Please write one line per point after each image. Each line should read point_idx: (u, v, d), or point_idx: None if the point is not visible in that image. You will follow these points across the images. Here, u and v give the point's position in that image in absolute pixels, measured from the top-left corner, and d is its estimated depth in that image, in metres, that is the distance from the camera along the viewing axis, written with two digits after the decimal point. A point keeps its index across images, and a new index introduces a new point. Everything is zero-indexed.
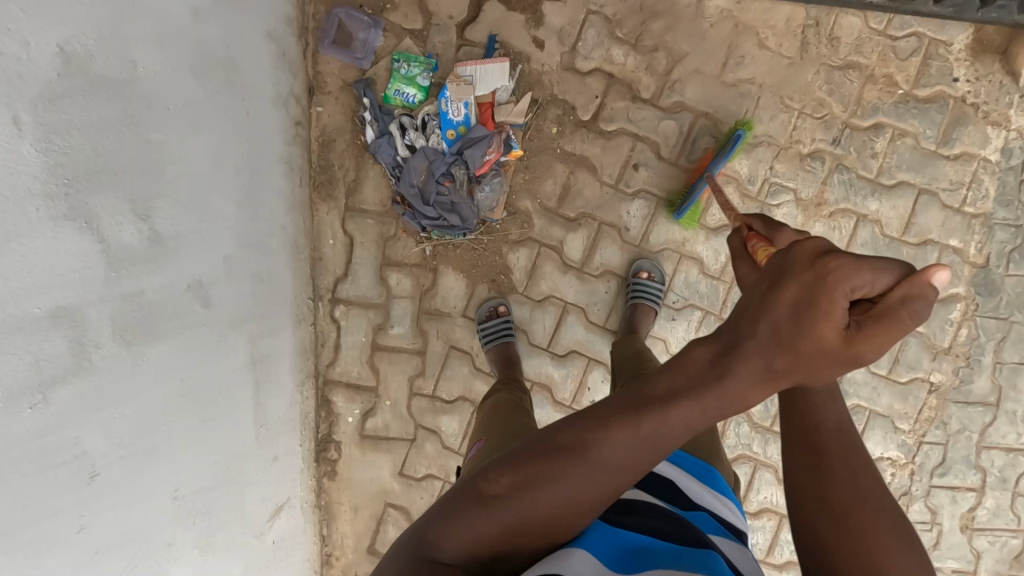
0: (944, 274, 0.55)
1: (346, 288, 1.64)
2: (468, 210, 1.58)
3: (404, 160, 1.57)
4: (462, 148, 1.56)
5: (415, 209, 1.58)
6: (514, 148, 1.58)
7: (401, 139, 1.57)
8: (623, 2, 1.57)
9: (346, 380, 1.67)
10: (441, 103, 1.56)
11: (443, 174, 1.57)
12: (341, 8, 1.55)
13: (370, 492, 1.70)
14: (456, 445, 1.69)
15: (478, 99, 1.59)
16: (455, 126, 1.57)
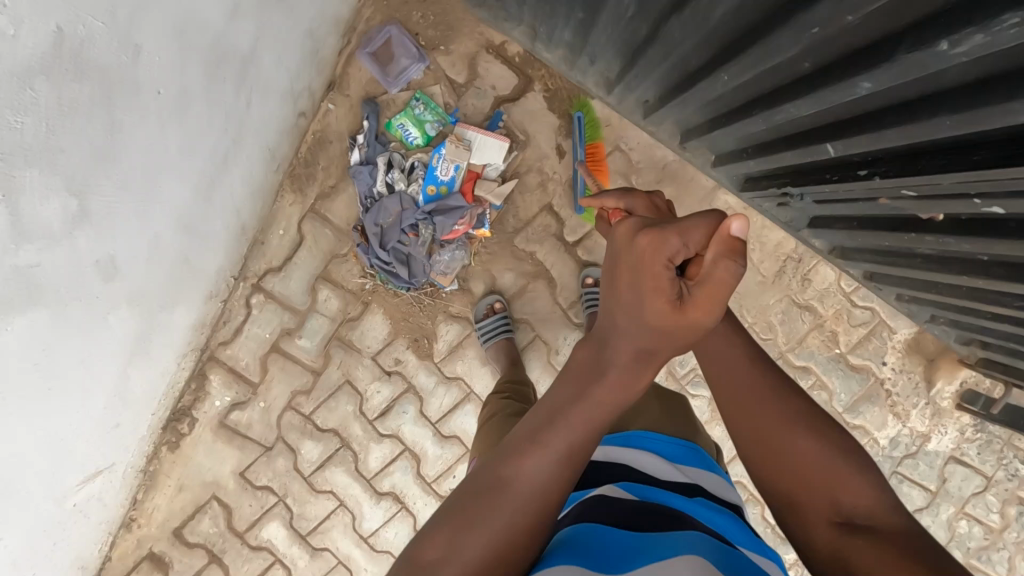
0: (741, 221, 0.55)
1: (273, 282, 1.59)
2: (420, 267, 1.58)
3: (379, 196, 1.54)
4: (435, 210, 1.54)
5: (371, 246, 1.55)
6: (484, 227, 1.58)
7: (383, 174, 1.53)
8: (649, 156, 1.61)
9: (231, 366, 1.61)
10: (433, 157, 1.54)
11: (410, 226, 1.55)
12: (396, 27, 1.50)
13: (202, 478, 1.65)
14: (307, 471, 1.66)
15: (471, 167, 1.57)
16: (438, 184, 1.55)
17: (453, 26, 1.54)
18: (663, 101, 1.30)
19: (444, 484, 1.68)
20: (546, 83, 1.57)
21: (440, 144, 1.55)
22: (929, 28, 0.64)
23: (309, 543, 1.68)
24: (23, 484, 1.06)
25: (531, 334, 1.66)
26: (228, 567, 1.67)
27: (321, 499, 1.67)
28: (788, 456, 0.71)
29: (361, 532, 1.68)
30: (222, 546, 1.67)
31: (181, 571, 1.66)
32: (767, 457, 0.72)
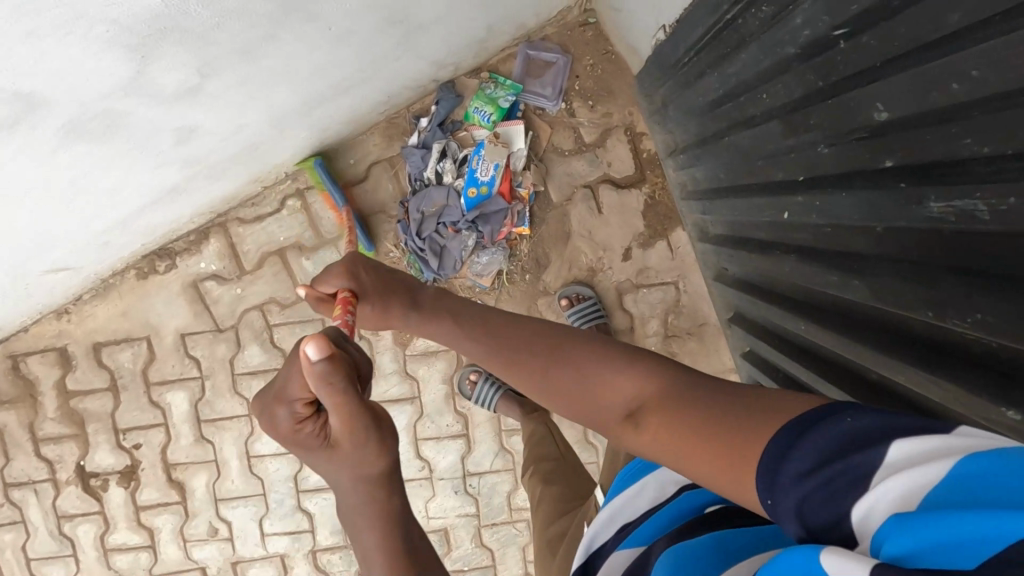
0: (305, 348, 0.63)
1: (316, 197, 1.59)
2: (451, 262, 1.55)
3: (427, 181, 1.52)
4: (480, 213, 1.51)
5: (410, 228, 1.54)
6: (524, 225, 1.56)
7: (434, 162, 1.50)
8: (696, 307, 1.62)
9: (233, 242, 1.61)
10: (473, 157, 1.49)
11: (451, 222, 1.52)
12: (563, 57, 1.50)
13: (147, 317, 1.65)
14: (237, 370, 1.67)
15: (509, 168, 1.52)
16: (478, 184, 1.50)
17: (611, 91, 1.54)
18: (738, 284, 1.33)
19: None
20: (654, 189, 1.58)
21: (480, 141, 1.50)
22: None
23: (199, 428, 1.70)
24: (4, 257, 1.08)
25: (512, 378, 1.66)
26: (121, 403, 1.69)
27: (234, 401, 1.68)
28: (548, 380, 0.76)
29: (249, 448, 1.70)
30: (127, 382, 1.68)
31: (81, 379, 1.69)
32: (556, 384, 0.75)
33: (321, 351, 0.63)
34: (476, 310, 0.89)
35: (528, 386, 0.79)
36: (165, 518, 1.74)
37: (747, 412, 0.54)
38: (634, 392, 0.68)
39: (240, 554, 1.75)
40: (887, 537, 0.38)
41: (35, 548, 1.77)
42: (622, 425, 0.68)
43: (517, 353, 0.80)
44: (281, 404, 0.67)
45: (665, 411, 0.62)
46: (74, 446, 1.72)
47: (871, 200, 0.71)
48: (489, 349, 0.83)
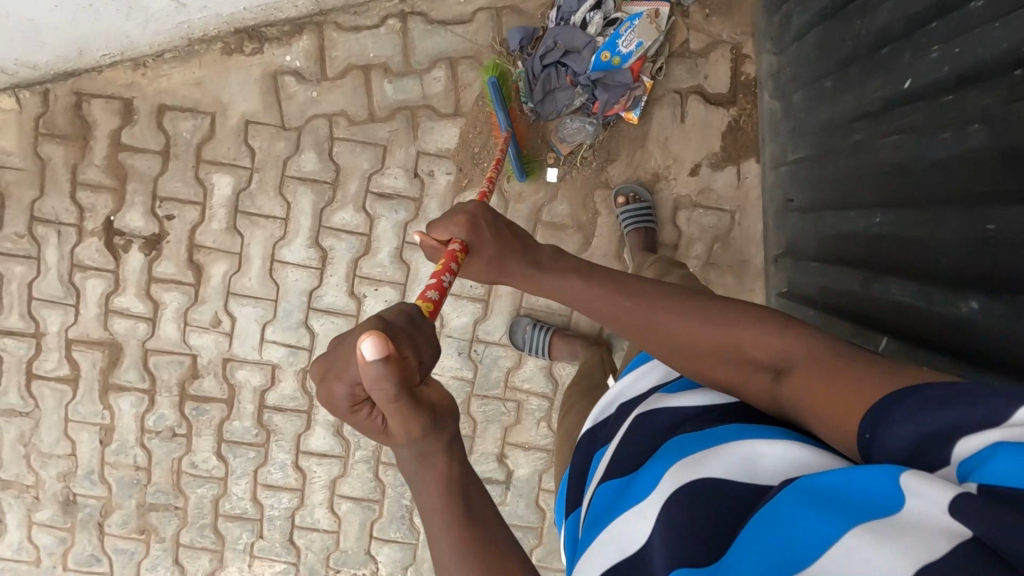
0: (366, 340, 0.59)
1: (417, 25, 1.60)
2: (550, 109, 1.57)
3: (570, 23, 1.53)
4: (604, 76, 1.53)
5: (533, 59, 1.56)
6: (634, 112, 1.58)
7: (587, 10, 1.52)
8: (744, 243, 1.63)
9: (325, 45, 1.62)
10: (624, 24, 1.51)
11: (573, 73, 1.54)
12: None
13: (219, 93, 1.66)
14: (289, 173, 1.68)
15: (646, 54, 1.55)
16: (614, 52, 1.52)
17: (731, 7, 1.55)
18: (808, 208, 1.33)
19: (363, 287, 1.72)
20: (741, 115, 1.58)
21: (636, 13, 1.52)
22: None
23: (234, 218, 1.71)
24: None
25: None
26: (167, 170, 1.70)
27: (276, 201, 1.69)
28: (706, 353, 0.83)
29: (275, 252, 1.71)
30: (180, 152, 1.69)
31: (137, 135, 1.69)
32: (712, 360, 0.83)
33: (379, 344, 0.60)
34: (609, 271, 0.97)
35: (677, 345, 0.86)
36: (173, 296, 1.75)
37: (881, 373, 0.67)
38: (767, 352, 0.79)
39: (234, 353, 1.76)
40: (978, 464, 0.50)
41: (39, 288, 1.77)
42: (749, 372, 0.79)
43: (654, 315, 0.89)
44: (340, 382, 0.65)
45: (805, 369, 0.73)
46: (108, 200, 1.72)
47: (1016, 35, 0.72)
48: (620, 296, 0.92)
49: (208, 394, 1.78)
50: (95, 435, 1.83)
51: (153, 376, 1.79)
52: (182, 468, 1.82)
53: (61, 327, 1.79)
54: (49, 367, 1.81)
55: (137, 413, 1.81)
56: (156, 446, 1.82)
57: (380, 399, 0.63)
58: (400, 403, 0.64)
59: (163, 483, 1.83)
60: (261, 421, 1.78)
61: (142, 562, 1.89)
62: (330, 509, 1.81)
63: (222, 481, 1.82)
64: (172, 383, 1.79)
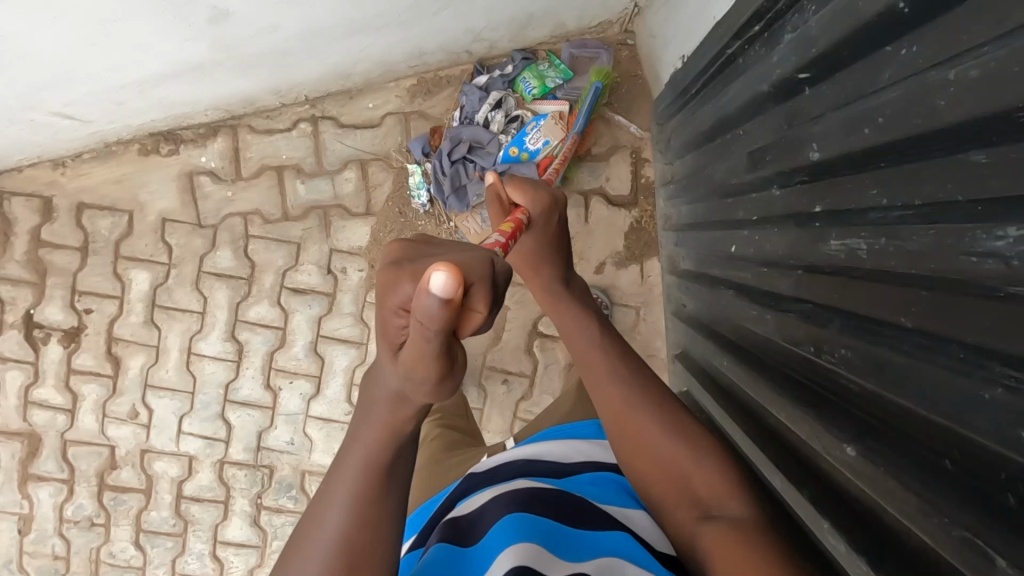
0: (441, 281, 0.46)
1: (327, 129, 1.65)
2: (464, 199, 1.58)
3: (474, 121, 1.55)
4: (511, 171, 1.54)
5: (439, 155, 1.57)
6: None
7: (489, 109, 1.54)
8: (650, 338, 1.66)
9: (239, 147, 1.67)
10: (530, 123, 1.52)
11: (481, 168, 1.55)
12: (608, 55, 1.55)
13: (137, 192, 1.70)
14: (205, 268, 1.72)
15: (555, 151, 1.53)
16: (522, 148, 1.52)
17: (629, 112, 1.60)
18: (692, 319, 1.36)
19: (279, 379, 1.74)
20: (643, 216, 1.63)
21: (543, 113, 1.53)
22: (833, 503, 0.68)
23: (152, 311, 1.74)
24: (26, 65, 1.13)
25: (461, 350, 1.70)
26: (87, 265, 1.74)
27: (192, 295, 1.73)
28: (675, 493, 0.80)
29: (193, 344, 1.74)
30: (98, 248, 1.73)
31: (56, 232, 1.73)
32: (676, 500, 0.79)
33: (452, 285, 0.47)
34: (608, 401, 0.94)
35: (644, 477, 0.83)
36: (92, 387, 1.77)
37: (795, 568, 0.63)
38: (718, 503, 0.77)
39: (152, 444, 1.77)
40: None
41: None
42: (685, 515, 0.79)
43: (637, 415, 0.84)
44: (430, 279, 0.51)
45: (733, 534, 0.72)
46: (28, 294, 1.75)
47: (797, 240, 0.74)
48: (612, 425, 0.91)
49: (126, 483, 1.79)
50: (14, 524, 1.83)
51: (72, 466, 1.80)
52: (101, 557, 1.82)
53: None
54: None
55: (55, 502, 1.81)
56: (74, 536, 1.82)
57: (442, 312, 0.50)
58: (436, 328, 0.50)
59: (81, 573, 1.83)
60: (179, 511, 1.79)
61: None
62: None
63: (140, 570, 1.82)
64: (90, 473, 1.80)
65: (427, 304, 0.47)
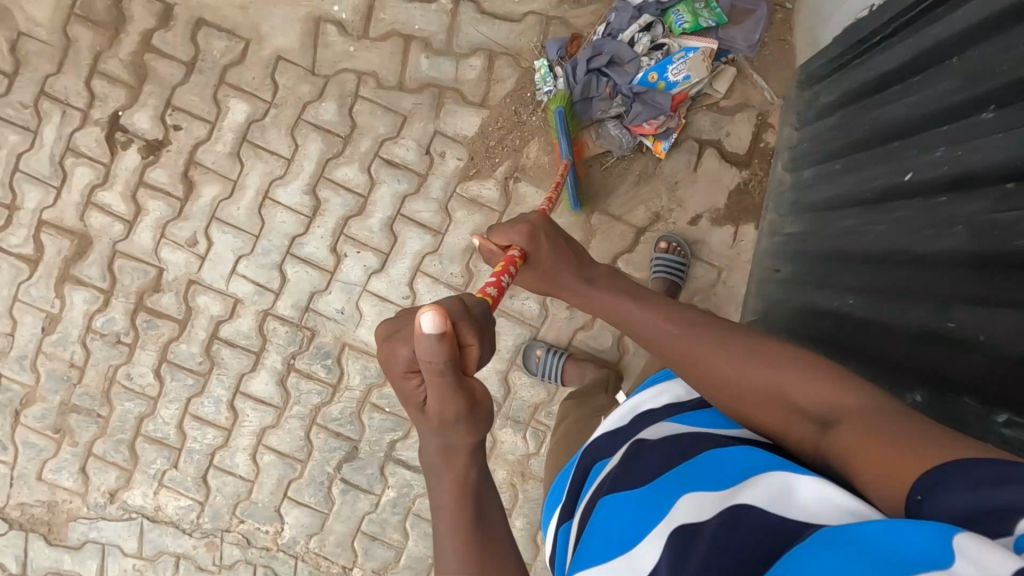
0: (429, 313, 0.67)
1: (467, 10, 1.63)
2: (585, 113, 1.56)
3: (617, 38, 1.54)
4: (643, 96, 1.53)
5: (573, 62, 1.55)
6: (662, 143, 1.57)
7: (638, 30, 1.53)
8: (724, 302, 1.65)
9: (374, 5, 1.64)
10: (677, 52, 1.51)
11: (614, 86, 1.54)
12: (764, 11, 1.55)
13: (260, 24, 1.67)
14: (306, 117, 1.69)
15: (689, 89, 1.54)
16: (660, 76, 1.51)
17: (768, 75, 1.59)
18: (790, 278, 1.38)
19: (346, 246, 1.71)
20: (752, 179, 1.62)
21: (691, 46, 1.51)
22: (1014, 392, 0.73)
23: (240, 146, 1.70)
24: None
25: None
26: (188, 81, 1.70)
27: (285, 140, 1.70)
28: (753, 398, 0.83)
29: (270, 189, 1.71)
30: (205, 68, 1.69)
31: (167, 40, 1.69)
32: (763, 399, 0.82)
33: (436, 316, 0.67)
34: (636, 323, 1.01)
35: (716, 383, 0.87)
36: (158, 205, 1.73)
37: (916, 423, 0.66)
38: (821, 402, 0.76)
39: (201, 277, 1.74)
40: (1023, 542, 0.45)
41: (27, 161, 1.75)
42: (795, 422, 0.78)
43: (676, 342, 0.93)
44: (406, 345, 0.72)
45: (851, 422, 0.71)
46: (121, 95, 1.71)
47: (1008, 153, 0.76)
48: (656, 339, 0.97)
49: (164, 309, 1.75)
50: (38, 321, 1.78)
51: (114, 278, 1.76)
52: (117, 376, 1.78)
53: (38, 205, 1.76)
54: (13, 242, 1.77)
55: (87, 310, 1.77)
56: (96, 348, 1.78)
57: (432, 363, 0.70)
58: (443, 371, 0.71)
59: (92, 386, 1.79)
60: (208, 351, 1.75)
61: (47, 462, 1.82)
62: (252, 457, 1.77)
63: (152, 400, 1.78)
64: (131, 290, 1.75)
65: (424, 345, 0.68)
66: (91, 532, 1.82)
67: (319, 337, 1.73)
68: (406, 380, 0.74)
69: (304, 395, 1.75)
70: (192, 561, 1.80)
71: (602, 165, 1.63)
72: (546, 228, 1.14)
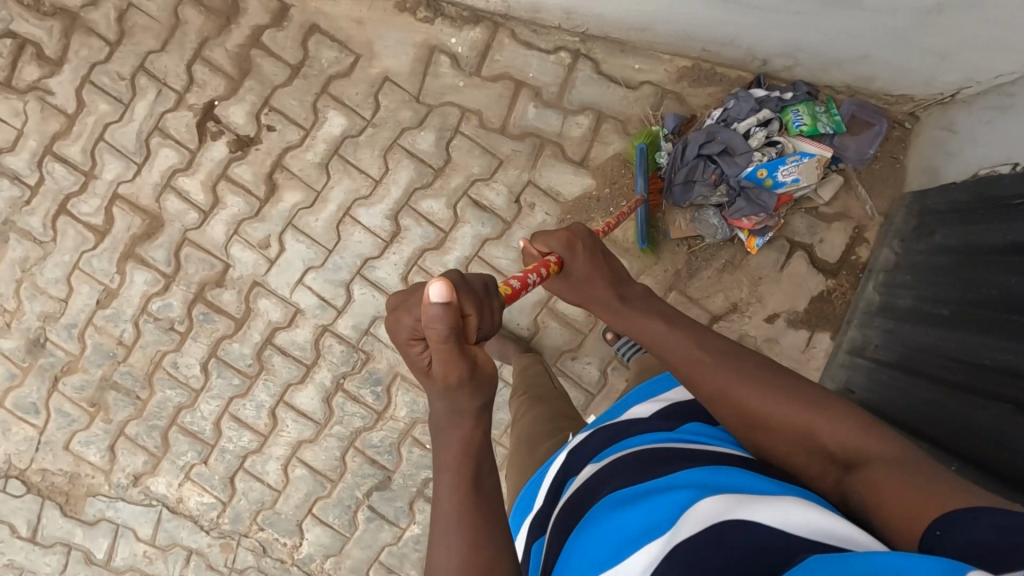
0: (435, 285, 0.70)
1: (584, 68, 1.61)
2: (686, 194, 1.54)
3: (733, 127, 1.52)
4: (748, 190, 1.51)
5: (684, 143, 1.53)
6: (758, 238, 1.56)
7: (755, 123, 1.50)
8: None
9: (493, 46, 1.62)
10: (793, 154, 1.49)
11: (720, 174, 1.52)
12: (883, 125, 1.53)
13: (374, 42, 1.65)
14: (402, 143, 1.66)
15: (796, 191, 1.53)
16: (771, 174, 1.50)
17: (873, 190, 1.57)
18: (870, 403, 1.40)
19: (418, 278, 1.69)
20: (836, 289, 1.60)
21: (807, 151, 1.50)
22: None
23: (331, 159, 1.68)
24: None
25: (602, 333, 1.66)
26: (290, 85, 1.67)
27: (376, 162, 1.67)
28: (800, 427, 0.83)
29: (353, 207, 1.69)
30: (310, 74, 1.67)
31: (277, 40, 1.66)
32: (796, 426, 0.83)
33: (444, 288, 0.70)
34: (689, 335, 0.97)
35: (771, 412, 0.85)
36: (237, 201, 1.71)
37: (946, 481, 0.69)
38: (842, 447, 0.80)
39: (266, 280, 1.72)
40: None
41: (115, 133, 1.72)
42: (826, 468, 0.80)
43: (727, 372, 0.90)
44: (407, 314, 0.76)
45: (876, 467, 0.75)
46: (220, 85, 1.69)
47: None
48: (706, 356, 0.92)
49: (223, 305, 1.73)
50: (95, 293, 1.76)
51: (179, 265, 1.73)
52: (163, 362, 1.76)
53: (115, 178, 1.73)
54: (84, 209, 1.74)
55: (145, 291, 1.75)
56: (148, 331, 1.76)
57: (434, 338, 0.72)
58: (450, 348, 0.73)
59: (136, 368, 1.76)
60: (260, 354, 1.73)
61: (76, 434, 1.80)
62: (284, 467, 1.75)
63: (194, 393, 1.76)
64: (193, 279, 1.73)
65: (432, 313, 0.70)
66: (108, 511, 1.80)
67: (374, 362, 1.71)
68: (411, 346, 0.77)
69: (348, 417, 1.73)
70: (204, 558, 1.79)
71: (689, 248, 1.61)
72: (587, 238, 1.10)
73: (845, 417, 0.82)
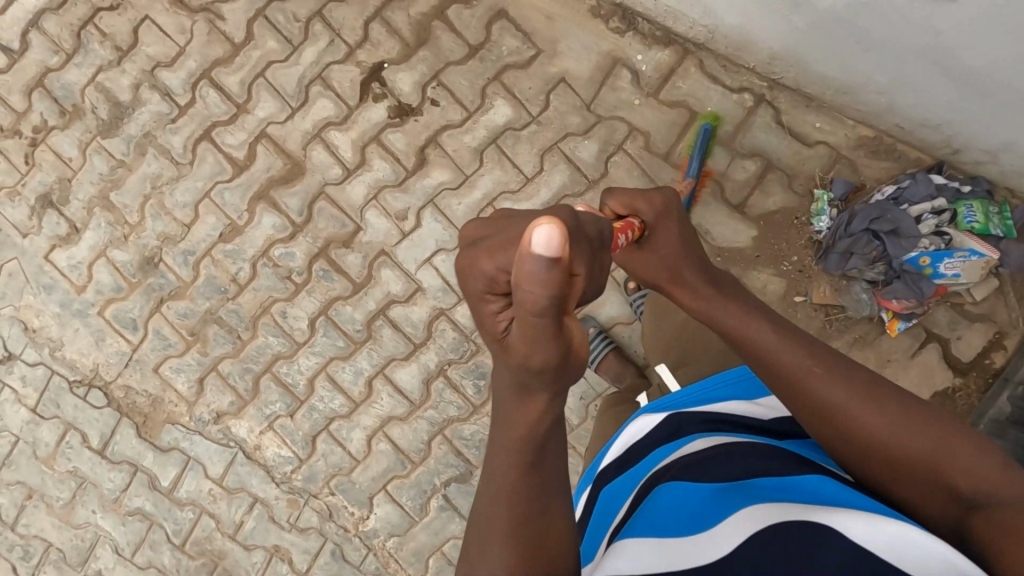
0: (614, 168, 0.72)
1: (764, 114, 1.58)
2: (841, 263, 1.54)
3: (904, 208, 1.50)
4: (907, 275, 1.51)
5: (851, 213, 1.53)
6: (902, 322, 1.56)
7: (928, 210, 1.49)
8: None
9: (678, 71, 1.59)
10: (960, 249, 1.48)
11: (881, 252, 1.51)
12: None
13: (559, 41, 1.62)
14: (563, 147, 1.64)
15: (952, 285, 1.52)
16: (933, 264, 1.49)
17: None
18: None
19: None
20: (961, 388, 1.59)
21: (974, 248, 1.48)
22: None
23: (488, 147, 1.66)
24: None
25: None
26: (465, 64, 1.65)
27: (532, 160, 1.66)
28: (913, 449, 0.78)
29: (498, 199, 1.67)
30: (487, 58, 1.64)
31: (462, 17, 1.64)
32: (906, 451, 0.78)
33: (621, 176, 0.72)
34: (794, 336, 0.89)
35: (882, 431, 0.79)
36: (384, 167, 1.69)
37: None
38: (978, 493, 0.73)
39: (394, 252, 1.70)
40: None
41: (276, 72, 1.69)
42: (937, 492, 0.76)
43: (834, 382, 0.83)
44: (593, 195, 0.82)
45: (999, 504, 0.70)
46: (394, 49, 1.66)
47: None
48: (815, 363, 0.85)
49: (346, 267, 1.72)
50: (219, 226, 1.74)
51: (310, 217, 1.72)
52: (273, 309, 1.75)
53: (266, 116, 1.71)
54: (228, 141, 1.72)
55: (271, 235, 1.73)
56: (264, 275, 1.74)
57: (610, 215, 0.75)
58: None
59: (244, 308, 1.75)
60: (371, 323, 1.72)
61: (170, 359, 1.79)
62: (369, 438, 1.75)
63: (297, 345, 1.75)
64: (321, 234, 1.72)
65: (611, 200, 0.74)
66: (184, 442, 1.80)
67: (483, 356, 1.70)
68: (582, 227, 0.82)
69: (444, 404, 1.72)
70: (269, 509, 1.78)
71: (826, 315, 1.60)
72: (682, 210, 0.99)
73: (973, 443, 0.78)
